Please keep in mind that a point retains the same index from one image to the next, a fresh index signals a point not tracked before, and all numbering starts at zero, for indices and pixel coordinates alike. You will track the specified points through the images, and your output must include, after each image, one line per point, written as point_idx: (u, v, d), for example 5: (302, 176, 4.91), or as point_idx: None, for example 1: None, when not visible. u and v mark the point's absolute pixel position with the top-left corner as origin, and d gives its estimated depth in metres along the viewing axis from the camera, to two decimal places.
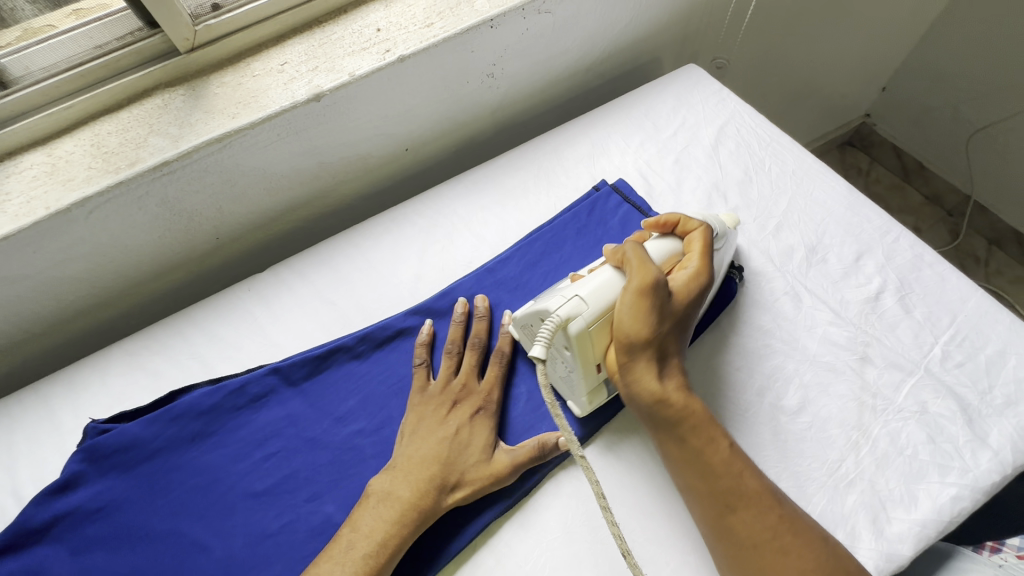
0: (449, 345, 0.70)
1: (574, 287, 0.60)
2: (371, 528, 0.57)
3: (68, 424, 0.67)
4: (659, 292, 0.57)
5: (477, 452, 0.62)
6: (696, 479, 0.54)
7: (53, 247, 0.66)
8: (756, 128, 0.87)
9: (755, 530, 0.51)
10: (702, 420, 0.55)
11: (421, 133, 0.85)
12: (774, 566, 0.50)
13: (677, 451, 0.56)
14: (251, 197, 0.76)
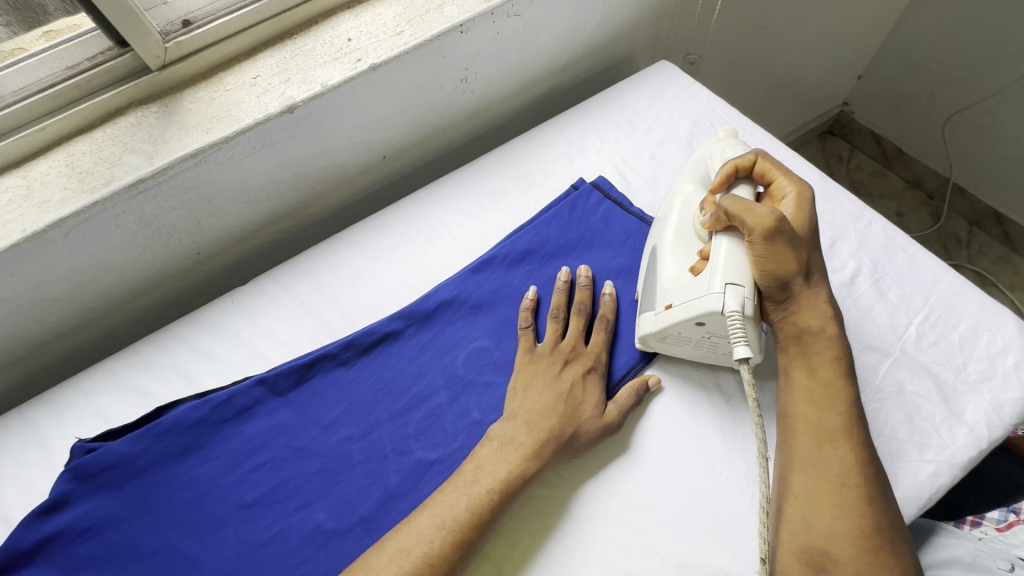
0: (554, 310, 0.72)
1: (714, 280, 0.60)
2: (494, 467, 0.59)
3: (54, 445, 0.67)
4: (790, 232, 0.60)
5: (589, 407, 0.64)
6: (813, 409, 0.59)
7: (32, 269, 0.66)
8: (729, 121, 0.89)
9: (848, 469, 0.56)
10: (836, 358, 0.61)
11: (399, 139, 0.86)
12: (849, 511, 0.54)
13: (807, 379, 0.61)
14: (230, 210, 0.77)
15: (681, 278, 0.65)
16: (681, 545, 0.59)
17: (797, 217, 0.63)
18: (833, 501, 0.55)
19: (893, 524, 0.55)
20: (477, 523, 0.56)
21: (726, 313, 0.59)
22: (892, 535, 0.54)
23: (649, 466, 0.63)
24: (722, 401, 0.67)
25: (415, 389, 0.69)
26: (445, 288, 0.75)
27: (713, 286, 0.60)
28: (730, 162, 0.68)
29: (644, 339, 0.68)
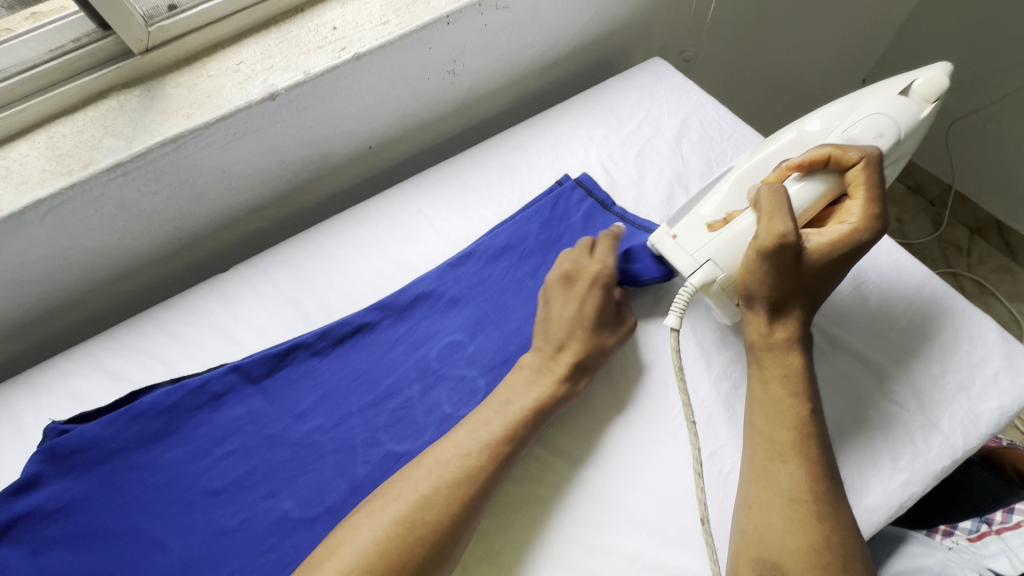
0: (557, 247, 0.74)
1: (706, 248, 0.64)
2: (526, 391, 0.63)
3: (29, 426, 0.68)
4: (786, 259, 0.59)
5: (607, 317, 0.69)
6: (766, 422, 0.60)
7: (9, 251, 0.66)
8: (719, 120, 0.88)
9: (797, 484, 0.56)
10: (790, 375, 0.61)
11: (385, 130, 0.85)
12: (799, 525, 0.54)
13: (761, 391, 0.62)
14: (211, 196, 0.76)
15: (689, 225, 0.67)
16: (646, 545, 0.59)
17: (821, 246, 0.60)
18: (783, 513, 0.55)
19: (847, 542, 0.54)
20: (516, 440, 0.60)
21: (688, 284, 0.64)
22: (847, 552, 0.54)
23: (618, 466, 0.63)
24: (695, 403, 0.67)
25: (388, 381, 0.69)
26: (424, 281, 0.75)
27: (700, 254, 0.64)
28: (828, 150, 0.63)
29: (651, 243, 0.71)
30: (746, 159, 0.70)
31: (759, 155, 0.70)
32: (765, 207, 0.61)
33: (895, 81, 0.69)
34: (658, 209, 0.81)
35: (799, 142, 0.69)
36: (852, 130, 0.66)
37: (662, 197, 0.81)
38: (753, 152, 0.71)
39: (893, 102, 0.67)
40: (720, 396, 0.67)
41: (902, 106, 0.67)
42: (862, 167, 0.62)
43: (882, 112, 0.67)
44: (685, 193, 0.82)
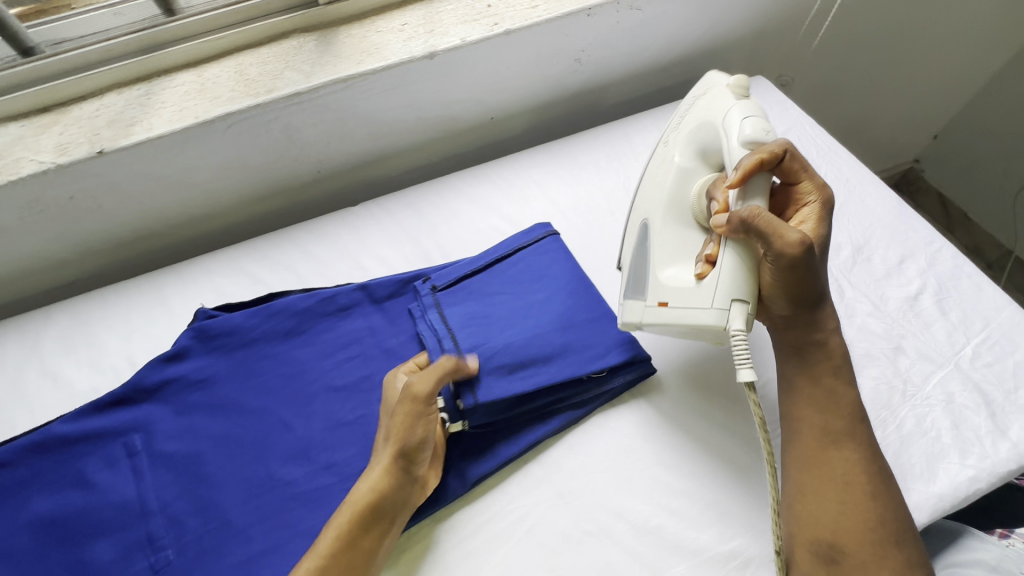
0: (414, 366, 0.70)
1: (716, 294, 0.60)
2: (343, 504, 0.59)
3: (179, 309, 0.77)
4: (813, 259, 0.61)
5: (391, 414, 0.62)
6: (817, 413, 0.62)
7: (191, 155, 0.75)
8: (816, 138, 0.94)
9: (852, 468, 0.59)
10: (840, 366, 0.64)
11: (509, 104, 0.94)
12: (855, 507, 0.58)
13: (809, 385, 0.64)
14: (355, 138, 0.85)
15: (665, 287, 0.64)
16: (723, 497, 0.64)
17: (815, 232, 0.65)
18: (838, 497, 0.58)
19: (900, 520, 0.58)
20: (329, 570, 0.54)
21: (734, 332, 0.59)
22: (900, 528, 0.57)
23: (700, 424, 0.69)
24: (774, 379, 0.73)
25: None
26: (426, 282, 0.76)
27: (717, 301, 0.59)
28: (755, 155, 0.62)
29: (624, 326, 0.69)
30: (653, 212, 0.70)
31: (661, 200, 0.69)
32: (765, 228, 0.58)
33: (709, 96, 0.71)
34: None
35: (684, 172, 0.70)
36: (727, 121, 0.66)
37: None
38: (653, 203, 0.71)
39: (715, 97, 0.70)
40: None
41: (729, 97, 0.69)
42: (791, 158, 0.64)
43: (726, 107, 0.67)
44: None
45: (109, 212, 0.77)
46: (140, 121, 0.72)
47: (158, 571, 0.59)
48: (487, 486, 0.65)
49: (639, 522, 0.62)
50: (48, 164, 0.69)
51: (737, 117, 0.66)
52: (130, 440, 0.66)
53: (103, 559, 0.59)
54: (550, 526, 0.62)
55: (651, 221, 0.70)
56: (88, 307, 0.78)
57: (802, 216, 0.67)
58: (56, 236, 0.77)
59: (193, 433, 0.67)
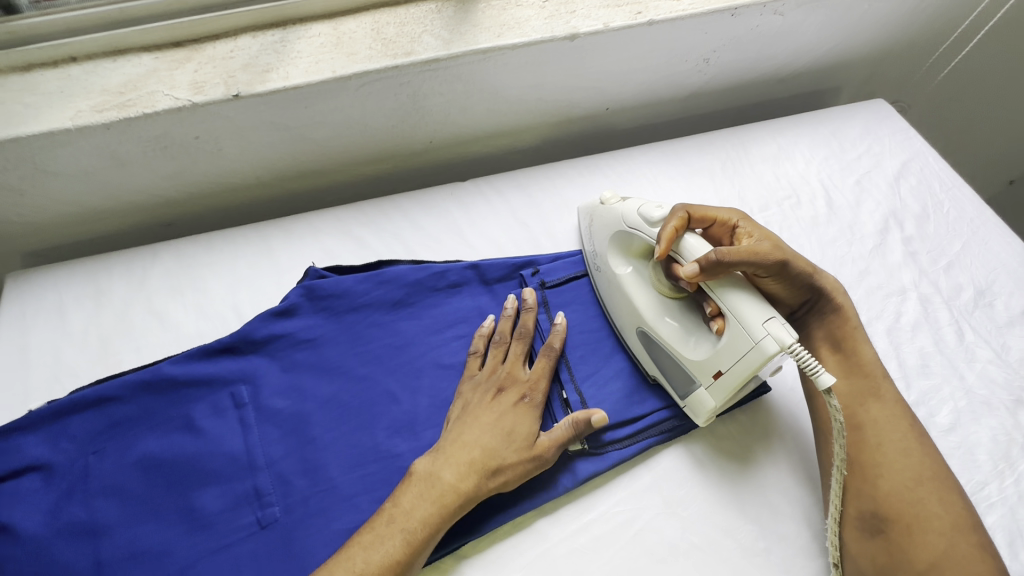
0: (497, 336, 0.68)
1: (749, 329, 0.56)
2: (423, 503, 0.56)
3: (285, 264, 0.76)
4: (785, 248, 0.63)
5: (516, 441, 0.60)
6: (842, 381, 0.63)
7: (318, 109, 0.74)
8: (940, 172, 0.91)
9: (882, 426, 0.59)
10: (858, 330, 0.65)
11: (627, 96, 0.91)
12: (889, 467, 0.57)
13: (831, 354, 0.65)
14: (475, 113, 0.83)
15: (705, 359, 0.60)
16: None
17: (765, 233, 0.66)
18: (872, 458, 0.58)
19: (941, 476, 0.57)
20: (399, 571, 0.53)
21: (794, 349, 0.54)
22: (940, 485, 0.56)
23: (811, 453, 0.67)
24: None
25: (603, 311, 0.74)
26: (535, 275, 0.75)
27: (752, 334, 0.55)
28: (670, 222, 0.62)
29: (704, 420, 0.63)
30: (638, 319, 0.66)
31: (640, 308, 0.66)
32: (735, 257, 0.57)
33: (598, 219, 0.73)
34: (871, 236, 0.84)
35: (636, 274, 0.68)
36: (631, 221, 0.66)
37: (876, 227, 0.85)
38: (631, 312, 0.67)
39: (601, 214, 0.73)
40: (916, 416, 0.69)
41: (607, 208, 0.71)
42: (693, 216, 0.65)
43: (616, 213, 0.69)
44: (899, 229, 0.85)
45: (226, 157, 0.76)
46: (276, 68, 0.70)
47: (265, 527, 0.58)
48: (594, 485, 0.64)
49: (748, 543, 0.61)
50: (184, 101, 0.67)
51: (632, 212, 0.67)
52: (237, 391, 0.65)
53: (210, 508, 0.59)
54: (658, 534, 0.61)
55: (648, 329, 0.65)
56: (193, 249, 0.77)
57: (742, 231, 0.67)
58: (172, 174, 0.75)
59: (300, 392, 0.66)
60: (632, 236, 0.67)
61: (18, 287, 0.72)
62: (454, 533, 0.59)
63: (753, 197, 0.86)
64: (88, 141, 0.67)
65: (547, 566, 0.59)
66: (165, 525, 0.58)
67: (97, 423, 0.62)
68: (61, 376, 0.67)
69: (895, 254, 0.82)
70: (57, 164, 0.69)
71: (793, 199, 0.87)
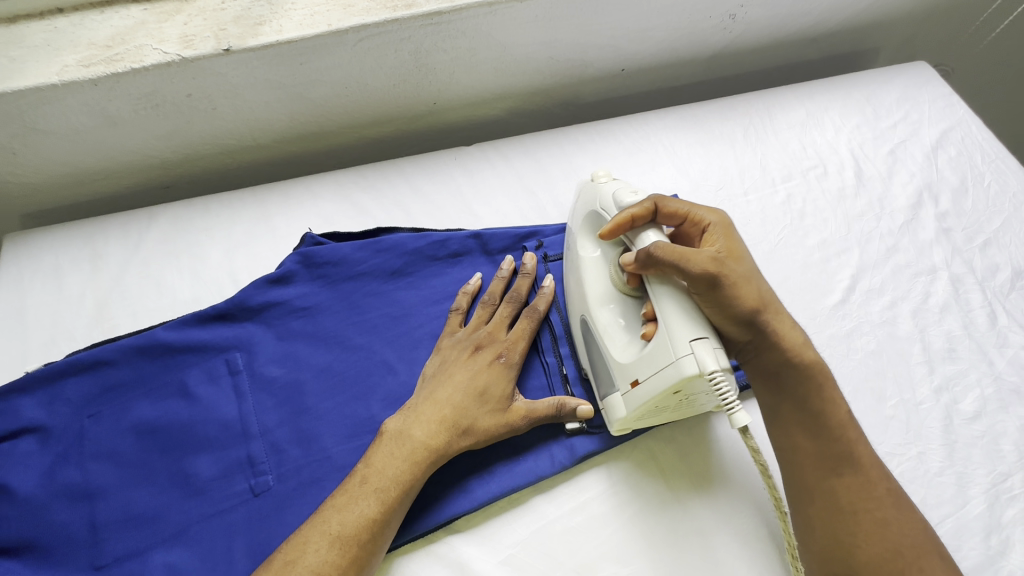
0: (486, 296, 0.66)
1: (674, 345, 0.50)
2: (390, 461, 0.55)
3: (282, 230, 0.74)
4: (737, 280, 0.53)
5: (488, 401, 0.59)
6: (808, 440, 0.55)
7: (315, 66, 0.70)
8: (983, 142, 0.84)
9: (857, 496, 0.52)
10: (827, 387, 0.56)
11: (645, 56, 0.85)
12: (867, 539, 0.51)
13: (791, 410, 0.56)
14: (481, 72, 0.79)
15: (627, 366, 0.55)
16: None
17: (732, 256, 0.56)
18: (845, 531, 0.51)
19: (922, 547, 0.51)
20: (371, 535, 0.52)
21: (712, 375, 0.49)
22: (920, 554, 0.50)
23: None
24: (911, 400, 0.65)
25: None
26: (538, 248, 0.72)
27: (676, 349, 0.50)
28: (634, 208, 0.57)
29: (617, 429, 0.59)
30: (583, 307, 0.61)
31: (588, 294, 0.61)
32: (672, 253, 0.52)
33: (580, 195, 0.67)
34: (903, 210, 0.78)
35: (600, 261, 0.62)
36: (603, 203, 0.61)
37: (909, 200, 0.79)
38: (580, 298, 0.62)
39: (586, 191, 0.66)
40: (938, 403, 0.65)
41: (592, 185, 0.64)
42: (664, 208, 0.58)
43: (595, 192, 0.63)
44: (934, 203, 0.79)
45: (220, 117, 0.73)
46: (268, 21, 0.66)
47: (258, 495, 0.58)
48: (592, 464, 0.62)
49: (750, 528, 0.59)
50: (172, 56, 0.64)
51: (608, 194, 0.61)
52: (232, 358, 0.64)
53: (204, 474, 0.58)
54: (656, 516, 0.59)
55: (588, 317, 0.60)
56: (189, 213, 0.75)
57: (711, 237, 0.58)
58: (166, 134, 0.73)
59: (295, 360, 0.64)
60: (603, 220, 0.62)
61: (15, 248, 0.71)
62: (449, 505, 0.58)
63: (776, 167, 0.81)
64: (76, 98, 0.65)
65: (543, 544, 0.57)
66: (159, 490, 0.58)
67: (92, 387, 0.61)
68: (58, 339, 0.66)
69: (927, 230, 0.77)
70: (47, 123, 0.67)
71: (820, 169, 0.81)
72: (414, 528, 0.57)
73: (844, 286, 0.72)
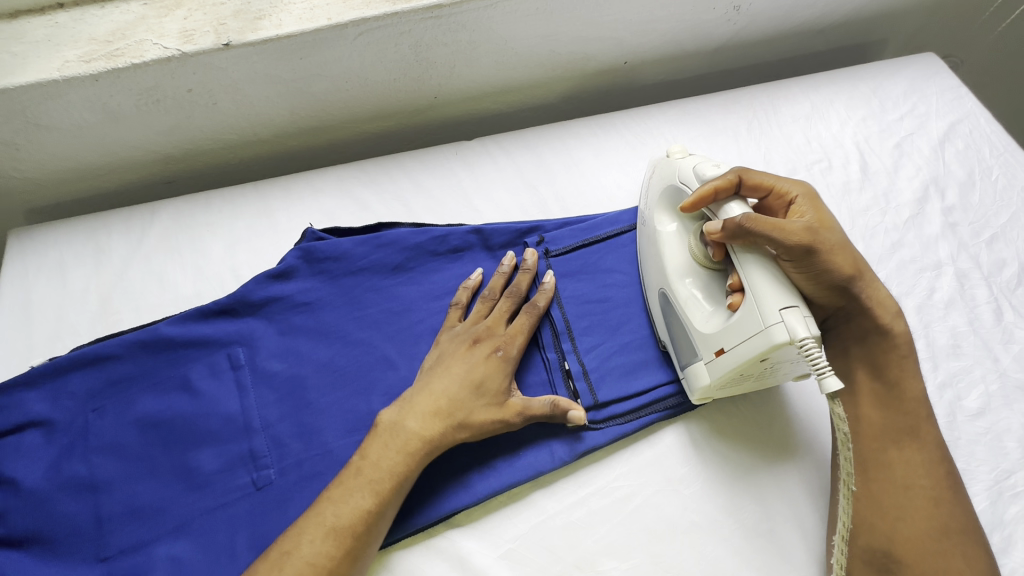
0: (486, 290, 0.66)
1: (762, 313, 0.51)
2: (386, 453, 0.55)
3: (283, 225, 0.74)
4: (829, 249, 0.55)
5: (485, 393, 0.59)
6: (877, 411, 0.57)
7: (316, 60, 0.70)
8: (991, 135, 0.83)
9: (914, 472, 0.54)
10: (907, 358, 0.57)
11: (647, 49, 0.84)
12: (916, 514, 0.53)
13: (867, 380, 0.58)
14: (482, 66, 0.78)
15: (712, 335, 0.56)
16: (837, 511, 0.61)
17: (822, 224, 0.57)
18: (896, 504, 0.54)
19: (966, 529, 0.53)
20: (366, 526, 0.52)
21: (804, 340, 0.50)
22: (965, 538, 0.53)
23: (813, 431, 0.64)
24: None
25: (610, 282, 0.70)
26: (539, 243, 0.71)
27: (764, 317, 0.51)
28: (716, 179, 0.58)
29: (698, 397, 0.60)
30: (663, 281, 0.62)
31: (667, 266, 0.62)
32: (762, 224, 0.53)
33: (655, 170, 0.68)
34: (909, 204, 0.78)
35: (679, 235, 0.63)
36: (683, 177, 0.62)
37: (915, 195, 0.78)
38: (658, 273, 0.64)
39: (661, 167, 0.67)
40: (942, 400, 0.65)
41: (669, 161, 0.66)
42: (748, 180, 0.59)
43: (673, 167, 0.64)
44: (940, 197, 0.78)
45: (221, 112, 0.73)
46: (268, 15, 0.66)
47: (259, 488, 0.58)
48: (593, 459, 0.62)
49: (750, 523, 0.59)
50: (172, 51, 0.64)
51: (688, 167, 0.62)
52: (234, 352, 0.64)
53: (207, 468, 0.59)
54: (657, 511, 0.59)
55: (668, 291, 0.61)
56: (191, 208, 0.75)
57: (797, 209, 0.59)
58: (167, 130, 0.73)
59: (297, 355, 0.65)
60: (681, 193, 0.62)
61: (18, 243, 0.72)
62: (448, 500, 0.58)
63: (780, 161, 0.80)
64: (77, 94, 0.65)
65: (543, 538, 0.58)
66: (162, 483, 0.58)
67: (96, 381, 0.62)
68: (63, 333, 0.67)
69: (933, 225, 0.76)
70: (49, 118, 0.67)
71: (824, 163, 0.80)
72: (409, 522, 0.57)
73: None
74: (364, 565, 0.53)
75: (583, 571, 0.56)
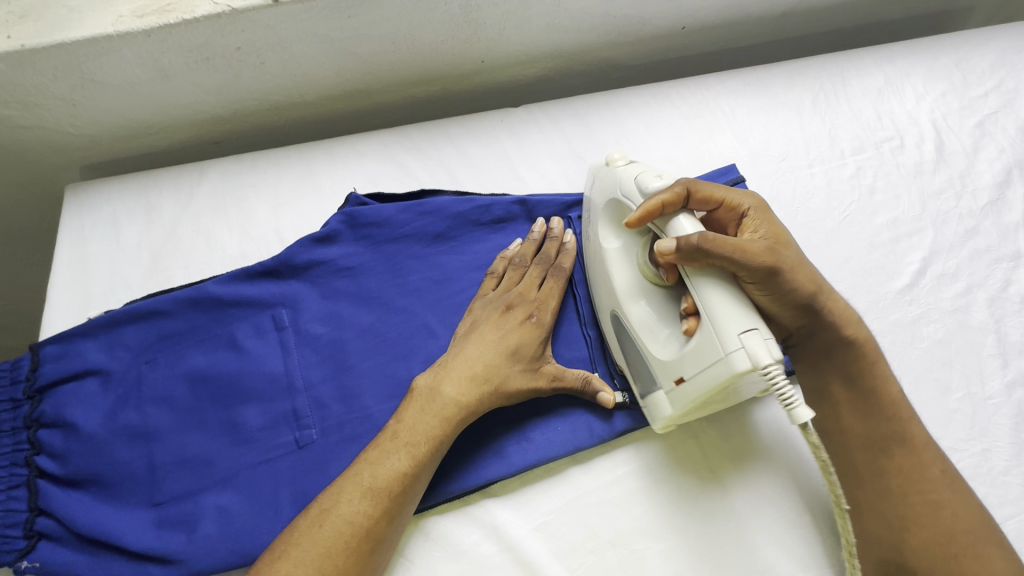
0: (516, 258, 0.65)
1: (721, 338, 0.48)
2: (420, 418, 0.55)
3: (327, 190, 0.74)
4: (791, 261, 0.52)
5: (520, 360, 0.59)
6: (859, 421, 0.54)
7: (364, 19, 0.68)
8: None
9: (907, 476, 0.52)
10: (876, 362, 0.55)
11: (709, 12, 0.79)
12: (920, 519, 0.51)
13: (840, 387, 0.55)
14: (533, 27, 0.75)
15: (670, 361, 0.53)
16: None
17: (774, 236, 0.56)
18: (895, 512, 0.52)
19: (976, 528, 0.51)
20: (405, 485, 0.53)
21: (766, 367, 0.47)
22: (976, 539, 0.50)
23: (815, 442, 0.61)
24: (981, 395, 0.61)
25: None
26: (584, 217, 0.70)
27: (724, 344, 0.48)
28: (659, 195, 0.54)
29: (660, 426, 0.57)
30: (614, 301, 0.59)
31: (621, 285, 0.58)
32: (721, 245, 0.49)
33: (596, 181, 0.64)
34: (988, 189, 0.72)
35: (624, 251, 0.59)
36: (624, 189, 0.58)
37: (995, 178, 0.72)
38: (608, 292, 0.60)
39: (602, 177, 0.63)
40: (1011, 399, 0.61)
41: (609, 170, 0.62)
42: (696, 193, 0.55)
43: (615, 177, 0.60)
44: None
45: (269, 72, 0.72)
46: None
47: (302, 447, 0.59)
48: (631, 439, 0.61)
49: (793, 513, 0.58)
50: (223, 6, 0.63)
51: (629, 178, 0.58)
52: (278, 314, 0.65)
53: (252, 424, 0.60)
54: (696, 494, 0.58)
55: (620, 313, 0.58)
56: (238, 169, 0.75)
57: (751, 222, 0.57)
58: (215, 89, 0.73)
59: (339, 319, 0.65)
60: (624, 207, 0.58)
61: (75, 197, 0.74)
62: (483, 470, 0.58)
63: (846, 137, 0.75)
64: (131, 49, 0.65)
65: (578, 513, 0.57)
66: (210, 436, 0.60)
67: (149, 335, 0.64)
68: (117, 288, 0.69)
69: (1013, 213, 0.71)
70: (103, 74, 0.68)
71: (895, 141, 0.75)
72: (441, 492, 0.57)
73: (913, 270, 0.67)
74: (403, 523, 0.54)
75: (617, 548, 0.56)
